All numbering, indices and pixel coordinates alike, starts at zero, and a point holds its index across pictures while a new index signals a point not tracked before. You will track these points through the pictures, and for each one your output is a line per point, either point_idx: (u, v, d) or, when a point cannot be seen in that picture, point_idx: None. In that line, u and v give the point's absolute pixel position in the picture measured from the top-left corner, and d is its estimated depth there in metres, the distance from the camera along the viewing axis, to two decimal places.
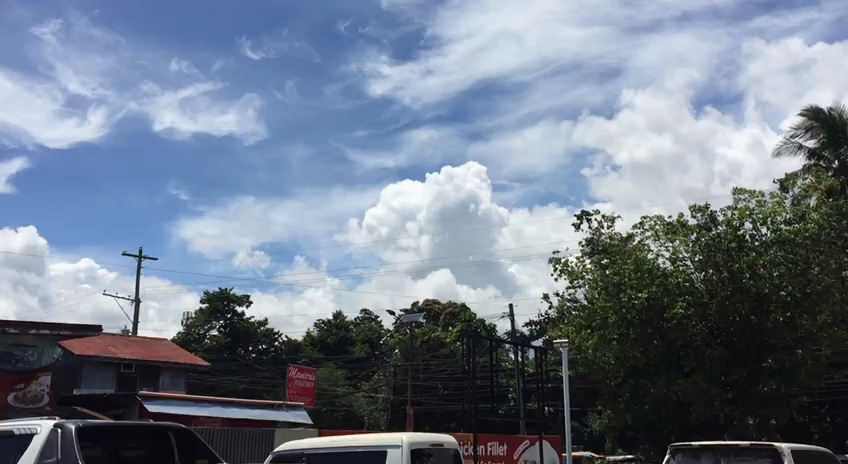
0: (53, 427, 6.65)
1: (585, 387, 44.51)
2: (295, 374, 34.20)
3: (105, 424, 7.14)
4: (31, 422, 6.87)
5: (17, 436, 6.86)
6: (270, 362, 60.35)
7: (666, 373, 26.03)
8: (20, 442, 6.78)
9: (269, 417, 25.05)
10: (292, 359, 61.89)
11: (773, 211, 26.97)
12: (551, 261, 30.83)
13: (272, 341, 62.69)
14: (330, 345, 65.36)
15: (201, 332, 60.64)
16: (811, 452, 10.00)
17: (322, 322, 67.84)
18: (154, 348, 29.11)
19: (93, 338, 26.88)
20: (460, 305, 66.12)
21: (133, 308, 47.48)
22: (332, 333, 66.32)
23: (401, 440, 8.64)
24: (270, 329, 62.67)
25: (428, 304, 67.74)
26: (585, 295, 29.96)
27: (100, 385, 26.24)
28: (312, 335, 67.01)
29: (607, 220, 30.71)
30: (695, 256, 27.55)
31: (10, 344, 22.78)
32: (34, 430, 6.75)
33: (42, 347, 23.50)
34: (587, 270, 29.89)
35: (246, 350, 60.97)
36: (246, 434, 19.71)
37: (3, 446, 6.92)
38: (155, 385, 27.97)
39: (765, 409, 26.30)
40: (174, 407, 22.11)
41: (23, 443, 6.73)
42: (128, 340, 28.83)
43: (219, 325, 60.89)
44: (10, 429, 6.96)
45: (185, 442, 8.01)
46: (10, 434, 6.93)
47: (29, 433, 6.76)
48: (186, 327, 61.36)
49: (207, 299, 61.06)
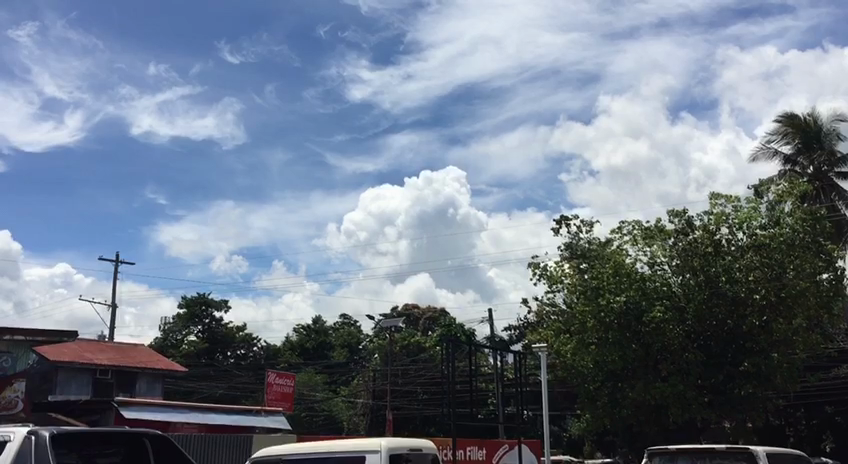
0: (26, 435, 6.56)
1: (564, 391, 44.63)
2: (273, 379, 33.85)
3: (79, 432, 7.05)
4: (5, 430, 6.77)
5: None
6: (250, 367, 59.92)
7: (644, 377, 26.22)
8: None
9: (248, 423, 24.93)
10: (271, 364, 61.51)
11: (749, 216, 27.29)
12: (531, 266, 30.99)
13: (251, 346, 62.23)
14: (309, 349, 64.99)
15: (178, 338, 60.23)
16: (788, 455, 10.07)
17: (301, 327, 67.48)
18: (129, 353, 28.74)
19: (67, 344, 26.40)
20: (439, 311, 66.16)
21: (109, 313, 46.84)
22: (311, 338, 66.02)
23: (380, 444, 8.63)
24: (249, 334, 62.20)
25: (407, 309, 67.37)
26: (564, 299, 30.07)
27: (77, 391, 25.86)
28: (291, 340, 66.63)
29: (585, 226, 30.87)
30: (672, 260, 27.81)
31: None
32: (7, 437, 6.66)
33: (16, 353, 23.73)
34: (566, 274, 30.05)
35: (224, 355, 60.42)
36: (223, 441, 19.48)
37: None
38: (131, 391, 27.58)
39: (740, 412, 26.43)
40: (151, 412, 21.93)
41: None
42: (104, 347, 28.41)
43: (196, 331, 60.53)
44: None
45: (161, 448, 7.90)
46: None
47: (2, 441, 6.66)
48: (163, 332, 60.92)
49: (186, 304, 60.66)
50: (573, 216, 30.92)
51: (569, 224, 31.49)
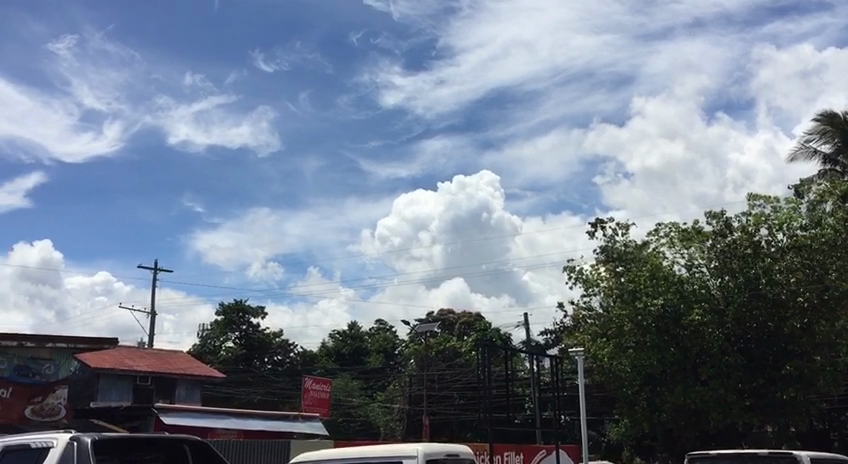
0: (68, 441, 6.66)
1: (601, 395, 44.29)
2: (310, 385, 33.99)
3: (120, 437, 7.12)
4: (46, 436, 6.91)
5: (34, 449, 6.89)
6: (287, 373, 60.28)
7: (683, 381, 25.93)
8: (36, 455, 6.82)
9: (285, 429, 25.06)
10: (307, 370, 61.87)
11: (789, 217, 26.80)
12: (566, 269, 30.80)
13: (288, 352, 62.60)
14: (345, 355, 65.19)
15: (216, 344, 60.87)
16: (834, 459, 9.87)
17: (336, 333, 67.76)
18: (168, 360, 29.12)
19: (109, 351, 26.90)
20: (474, 315, 65.99)
21: (149, 321, 47.49)
22: (347, 343, 66.28)
23: (417, 450, 8.60)
24: (285, 340, 62.61)
25: (442, 314, 67.46)
26: (601, 303, 29.84)
27: (118, 397, 26.19)
28: (327, 345, 66.98)
29: (621, 228, 30.61)
30: (711, 263, 27.44)
31: (27, 356, 20.93)
32: (50, 443, 6.77)
33: (59, 359, 21.64)
34: (602, 278, 29.80)
35: (262, 362, 60.86)
36: (262, 446, 19.66)
37: (21, 458, 6.99)
38: (170, 397, 27.87)
39: (782, 415, 26.01)
40: (190, 419, 22.22)
41: (40, 456, 6.78)
42: (144, 354, 28.86)
43: (234, 337, 61.08)
44: (28, 441, 7.02)
45: (200, 456, 7.96)
46: (32, 448, 6.97)
47: (45, 446, 6.79)
48: (202, 339, 61.66)
49: (223, 311, 61.27)
50: (608, 219, 30.67)
51: (604, 227, 31.25)
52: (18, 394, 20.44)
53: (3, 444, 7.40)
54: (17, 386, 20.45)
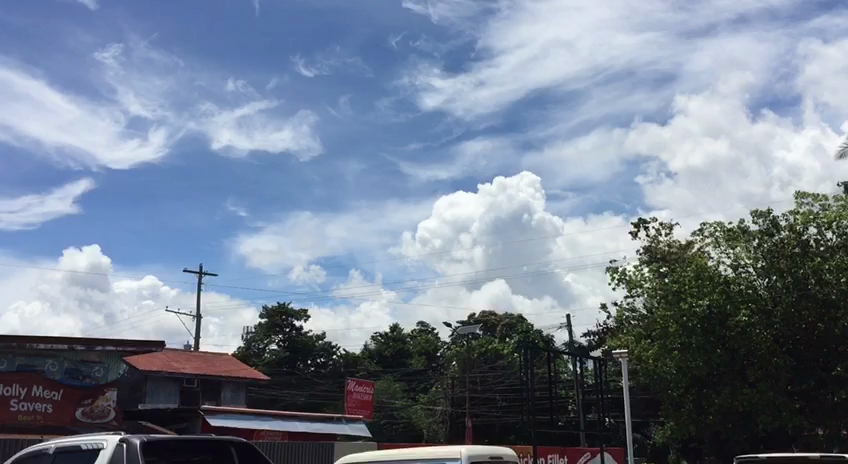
0: (118, 442, 6.81)
1: (646, 397, 43.72)
2: (353, 387, 34.15)
3: (167, 439, 7.24)
4: (97, 438, 7.07)
5: (86, 451, 7.06)
6: (330, 375, 60.68)
7: (731, 383, 25.46)
8: (88, 457, 6.99)
9: (329, 430, 25.20)
10: (350, 372, 62.19)
11: (839, 215, 26.20)
12: (609, 270, 30.51)
13: (331, 354, 62.97)
14: (388, 357, 65.39)
15: (260, 347, 61.53)
16: None
17: (378, 335, 67.98)
18: (214, 362, 29.52)
19: (156, 354, 27.38)
20: (517, 317, 65.66)
21: (195, 324, 48.20)
22: (389, 345, 66.46)
23: (460, 452, 8.60)
24: (328, 342, 62.97)
25: (484, 316, 67.27)
26: (645, 304, 29.50)
27: (165, 399, 26.64)
28: (369, 348, 67.24)
29: (665, 228, 30.24)
30: (757, 262, 26.96)
31: (77, 359, 21.32)
32: (100, 445, 6.93)
33: (109, 362, 22.03)
34: (646, 278, 29.46)
35: (305, 364, 61.34)
36: (307, 447, 19.81)
37: (73, 460, 7.18)
38: (217, 399, 28.28)
39: (834, 418, 25.44)
40: (235, 420, 22.49)
41: (91, 457, 6.94)
42: (190, 356, 29.31)
43: (277, 340, 61.68)
44: (80, 443, 7.20)
45: (246, 457, 8.05)
46: (84, 449, 7.13)
47: (96, 448, 6.95)
48: (246, 341, 62.39)
49: (266, 314, 61.90)
50: (651, 219, 30.32)
51: (647, 227, 30.91)
52: (69, 397, 20.83)
53: (57, 445, 7.60)
54: (69, 388, 20.87)
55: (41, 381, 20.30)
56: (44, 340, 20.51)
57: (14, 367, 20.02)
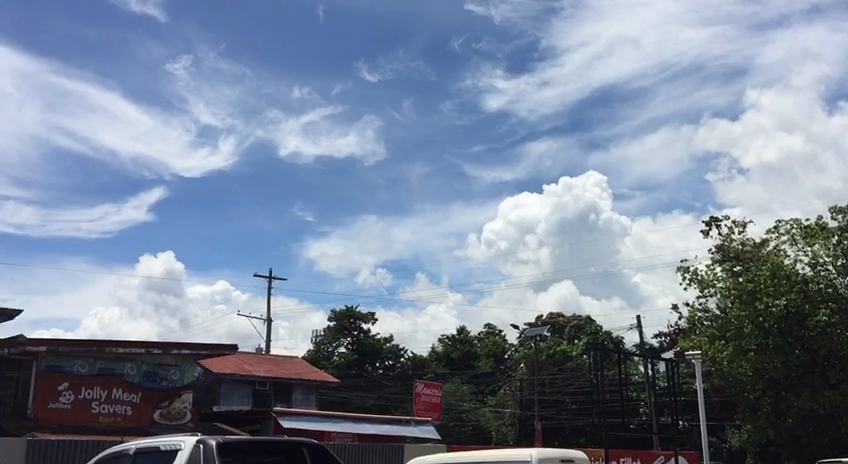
0: (195, 444, 7.00)
1: (721, 400, 42.69)
2: (421, 389, 34.26)
3: (241, 442, 7.40)
4: (175, 439, 7.29)
5: (164, 452, 7.28)
6: (398, 378, 61.02)
7: (811, 385, 24.70)
8: (166, 458, 7.20)
9: (399, 433, 25.35)
10: (418, 375, 62.40)
11: None
12: (680, 270, 29.89)
13: (398, 356, 63.27)
14: (455, 359, 65.42)
15: (330, 350, 62.27)
16: None
17: (446, 337, 68.02)
18: (284, 365, 29.99)
19: (229, 357, 27.97)
20: (585, 318, 64.85)
21: (266, 327, 49.08)
22: (457, 348, 66.47)
23: (529, 454, 8.56)
24: (396, 345, 63.26)
25: (552, 318, 66.70)
26: (718, 304, 28.80)
27: (239, 401, 27.19)
28: (437, 350, 67.34)
29: (738, 226, 29.49)
30: (837, 260, 26.07)
31: (154, 362, 21.78)
32: (179, 446, 7.15)
33: (185, 365, 22.32)
34: (719, 278, 28.76)
35: (374, 367, 61.80)
36: (376, 449, 19.96)
37: (153, 462, 7.41)
38: (289, 402, 28.56)
39: None
40: (307, 422, 22.82)
41: (170, 458, 7.17)
42: (261, 359, 29.85)
43: (346, 343, 62.31)
44: (159, 445, 7.41)
45: (318, 458, 8.18)
46: (162, 450, 7.35)
47: (174, 449, 7.16)
48: (316, 344, 63.22)
49: (335, 317, 62.59)
50: (723, 217, 29.59)
51: (719, 225, 30.19)
52: (147, 399, 21.43)
53: (136, 446, 7.85)
54: (147, 391, 21.47)
55: (120, 384, 20.96)
56: (123, 344, 20.97)
57: (95, 370, 20.69)
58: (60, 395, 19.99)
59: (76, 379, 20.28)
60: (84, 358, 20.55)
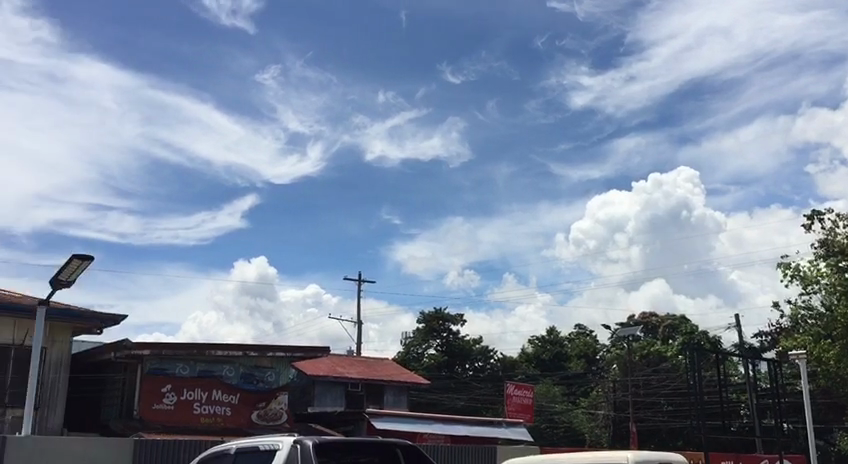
0: (292, 444, 7.17)
1: (827, 402, 40.82)
2: (512, 391, 34.09)
3: (337, 442, 7.51)
4: (274, 439, 7.47)
5: (263, 452, 7.48)
6: (488, 379, 60.86)
7: None
8: (265, 457, 7.40)
9: (491, 434, 25.25)
10: (508, 376, 62.10)
11: None
12: (781, 267, 28.73)
13: (488, 358, 63.11)
14: (546, 360, 64.80)
15: (419, 352, 62.66)
16: None
17: (536, 338, 67.48)
18: (375, 367, 30.33)
19: (322, 359, 28.48)
20: (680, 318, 63.17)
21: (356, 330, 49.78)
22: (547, 348, 65.83)
23: (626, 457, 8.38)
24: (485, 346, 63.09)
25: (645, 318, 65.26)
26: (822, 301, 27.55)
27: (332, 402, 27.65)
28: (527, 351, 66.87)
29: (843, 220, 28.14)
30: None
31: (251, 364, 22.31)
32: (277, 446, 7.33)
33: (280, 367, 22.80)
34: (823, 274, 27.51)
35: (464, 368, 61.81)
36: (469, 451, 19.94)
37: (253, 461, 7.61)
38: (380, 403, 28.97)
39: None
40: (399, 423, 22.98)
41: (268, 457, 7.36)
42: (353, 361, 30.27)
43: (436, 344, 62.56)
44: (258, 445, 7.62)
45: (411, 459, 8.19)
46: (261, 450, 7.55)
47: (272, 449, 7.35)
48: (405, 346, 63.72)
49: (424, 319, 62.92)
50: (827, 210, 28.28)
51: (822, 219, 28.88)
52: (245, 400, 22.00)
53: (237, 446, 8.07)
54: (244, 392, 22.03)
55: (219, 386, 21.61)
56: (221, 347, 21.59)
57: (196, 372, 21.40)
58: (163, 396, 20.78)
59: (178, 381, 21.02)
60: (185, 361, 21.29)
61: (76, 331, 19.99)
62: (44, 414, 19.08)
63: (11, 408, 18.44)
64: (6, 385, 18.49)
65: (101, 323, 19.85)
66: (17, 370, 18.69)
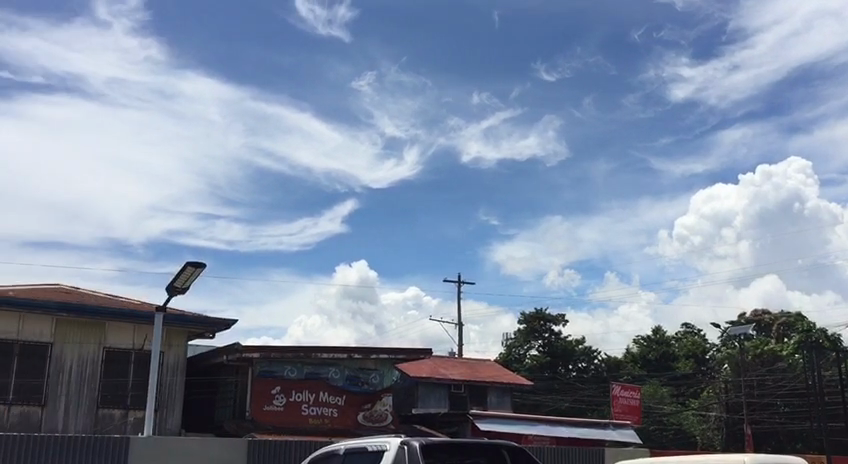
0: (400, 445, 7.26)
1: None
2: (619, 392, 33.39)
3: (444, 443, 7.54)
4: (382, 440, 7.58)
5: (372, 452, 7.59)
6: (593, 380, 59.81)
7: None
8: (374, 458, 7.50)
9: (598, 437, 24.79)
10: (613, 377, 60.87)
11: None
12: None
13: (592, 358, 62.00)
14: (653, 360, 63.20)
15: (521, 352, 62.23)
16: None
17: (641, 337, 65.91)
18: (477, 368, 30.30)
19: (425, 361, 28.66)
20: (795, 315, 60.36)
21: (457, 331, 49.87)
22: (653, 348, 64.17)
23: (743, 461, 7.95)
24: (588, 347, 62.00)
25: (757, 315, 62.70)
26: None
27: (435, 404, 27.79)
28: (633, 351, 65.38)
29: None
30: None
31: (356, 367, 22.64)
32: (384, 447, 7.43)
33: (383, 369, 23.04)
34: None
35: (567, 369, 60.95)
36: (576, 453, 19.64)
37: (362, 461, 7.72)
38: (484, 404, 28.95)
39: None
40: (503, 425, 22.87)
41: (377, 458, 7.46)
42: (455, 362, 30.34)
43: (537, 345, 61.99)
44: (366, 445, 7.74)
45: (517, 459, 8.05)
46: (369, 451, 7.65)
47: (381, 450, 7.46)
48: (507, 347, 63.41)
49: (525, 319, 62.43)
50: None
51: None
52: (351, 402, 22.39)
53: (346, 446, 8.20)
54: (350, 394, 22.40)
55: (326, 388, 22.04)
56: (327, 349, 22.03)
57: (303, 374, 21.89)
58: (273, 397, 21.37)
59: (286, 383, 21.57)
60: (293, 363, 21.81)
61: (190, 335, 20.81)
62: (163, 415, 19.92)
63: (133, 409, 19.31)
64: (128, 387, 19.39)
65: (213, 328, 20.59)
66: (138, 372, 19.58)
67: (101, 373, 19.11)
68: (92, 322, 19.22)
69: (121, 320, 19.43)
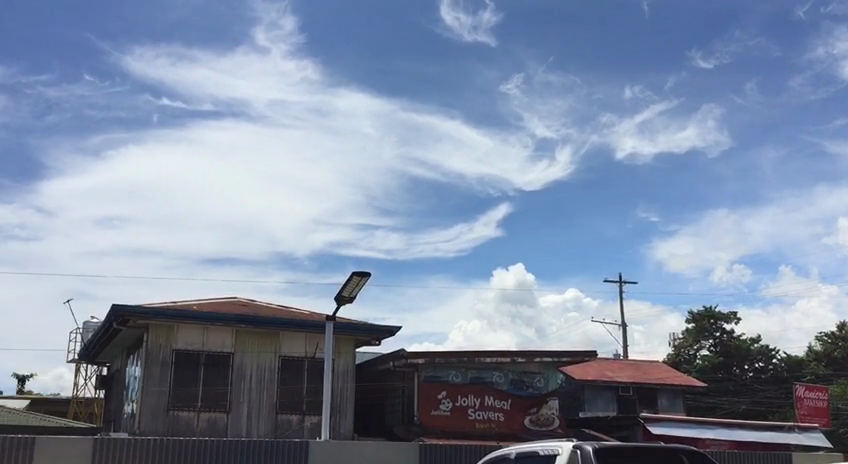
0: (573, 448, 7.12)
1: None
2: (804, 393, 31.28)
3: (619, 447, 7.30)
4: (554, 444, 7.45)
5: (544, 456, 7.49)
6: (772, 380, 56.42)
7: None
8: (547, 461, 7.39)
9: (782, 441, 23.32)
10: (795, 376, 57.13)
11: None
12: None
13: (770, 358, 57.82)
14: (840, 359, 58.83)
15: (691, 353, 59.79)
16: None
17: (825, 335, 61.57)
18: (646, 370, 29.38)
19: (590, 364, 28.15)
20: None
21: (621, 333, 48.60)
22: (840, 345, 59.71)
23: None
24: (766, 346, 57.86)
25: None
26: None
27: (603, 407, 27.19)
28: (816, 349, 61.15)
29: None
30: None
31: (519, 371, 22.60)
32: (557, 450, 7.30)
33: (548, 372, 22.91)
34: None
35: (742, 369, 57.78)
36: (759, 457, 18.54)
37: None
38: (655, 407, 27.92)
39: None
40: (677, 428, 21.98)
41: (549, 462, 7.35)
42: (622, 365, 29.58)
43: (708, 345, 59.31)
44: (536, 449, 7.67)
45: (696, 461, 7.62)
46: (541, 455, 7.55)
47: (553, 454, 7.34)
48: (675, 348, 61.10)
49: (693, 319, 59.92)
50: None
51: None
52: (516, 406, 22.05)
53: (517, 450, 8.12)
54: (515, 398, 22.18)
55: (491, 392, 21.94)
56: (489, 354, 22.14)
57: (467, 379, 22.01)
58: (439, 402, 21.55)
59: (452, 388, 21.75)
60: (457, 368, 22.06)
61: (358, 343, 21.43)
62: (337, 420, 20.64)
63: (309, 415, 20.17)
64: (303, 394, 20.26)
65: (379, 335, 21.12)
66: (311, 379, 20.42)
67: (278, 381, 20.06)
68: (268, 332, 20.24)
69: (294, 330, 20.34)
